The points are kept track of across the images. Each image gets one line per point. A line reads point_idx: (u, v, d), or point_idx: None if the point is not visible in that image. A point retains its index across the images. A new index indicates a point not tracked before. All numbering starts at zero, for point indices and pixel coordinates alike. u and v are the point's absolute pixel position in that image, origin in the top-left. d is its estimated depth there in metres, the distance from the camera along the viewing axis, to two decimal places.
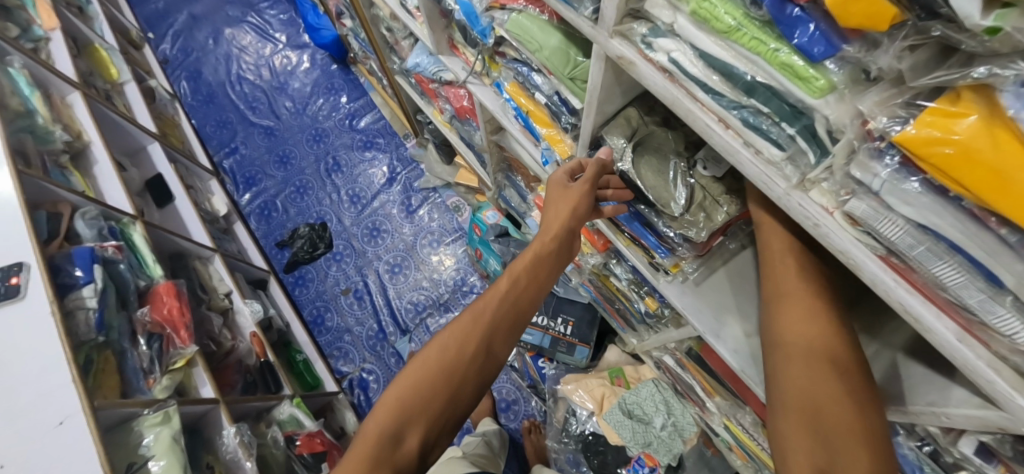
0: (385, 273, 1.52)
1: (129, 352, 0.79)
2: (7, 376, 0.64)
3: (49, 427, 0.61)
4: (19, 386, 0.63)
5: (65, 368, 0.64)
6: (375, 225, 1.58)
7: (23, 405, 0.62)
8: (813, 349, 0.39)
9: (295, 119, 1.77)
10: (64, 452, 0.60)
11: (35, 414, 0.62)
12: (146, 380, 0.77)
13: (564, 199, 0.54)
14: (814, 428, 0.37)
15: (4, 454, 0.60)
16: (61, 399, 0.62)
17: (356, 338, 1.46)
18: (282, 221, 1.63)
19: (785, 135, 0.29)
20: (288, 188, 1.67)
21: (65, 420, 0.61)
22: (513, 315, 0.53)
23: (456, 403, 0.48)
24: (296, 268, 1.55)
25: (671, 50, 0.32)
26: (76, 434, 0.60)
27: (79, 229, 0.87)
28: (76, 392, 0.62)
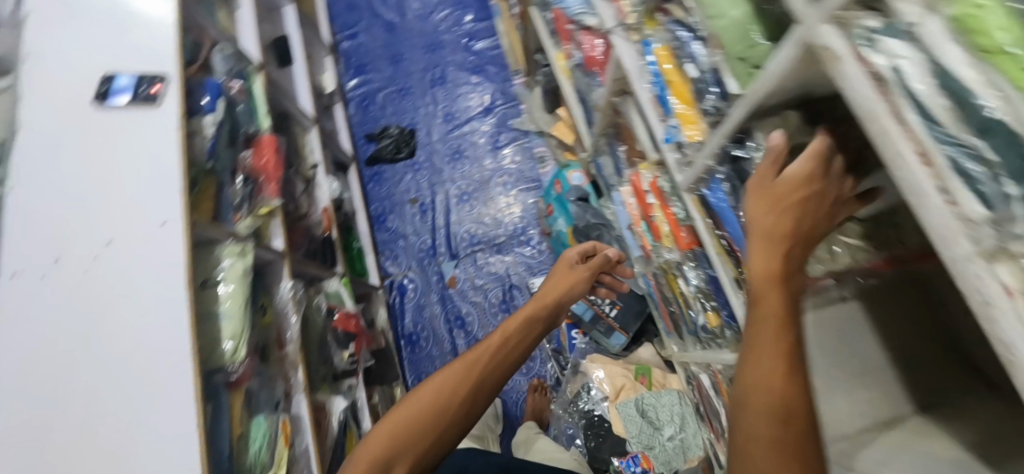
0: (454, 196, 1.55)
1: (227, 185, 0.85)
2: (134, 167, 0.72)
3: (154, 224, 0.68)
4: (139, 179, 0.71)
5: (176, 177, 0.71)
6: (459, 149, 1.60)
7: (130, 202, 0.70)
8: (768, 388, 0.39)
9: (417, 23, 1.77)
10: (162, 246, 0.67)
11: (146, 208, 0.70)
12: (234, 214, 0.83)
13: (567, 276, 0.77)
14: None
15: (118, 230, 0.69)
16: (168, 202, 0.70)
17: (409, 245, 1.52)
18: (377, 116, 1.68)
19: (1000, 193, 0.24)
20: (391, 87, 1.70)
21: (167, 222, 0.68)
22: (501, 366, 0.58)
23: (440, 442, 0.52)
24: (377, 163, 1.61)
25: (900, 55, 0.28)
26: (172, 234, 0.68)
27: (215, 63, 0.95)
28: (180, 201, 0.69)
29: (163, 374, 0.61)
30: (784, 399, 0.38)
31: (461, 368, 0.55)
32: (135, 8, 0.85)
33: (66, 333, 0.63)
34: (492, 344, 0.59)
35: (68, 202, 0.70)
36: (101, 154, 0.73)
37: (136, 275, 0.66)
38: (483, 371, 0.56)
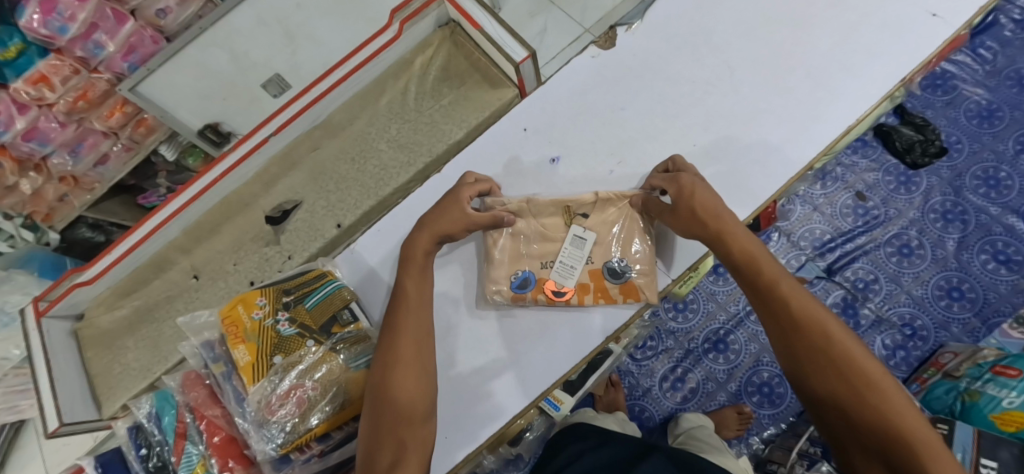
0: (895, 238, 1.27)
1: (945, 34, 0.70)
2: (876, 17, 0.72)
3: (853, 11, 0.73)
4: (876, 30, 0.72)
5: (921, 44, 0.70)
6: (961, 215, 1.26)
7: (804, 54, 0.72)
8: (404, 372, 0.57)
9: None
10: (835, 58, 0.72)
11: (861, 43, 0.72)
12: (916, 66, 0.70)
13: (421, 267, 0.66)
14: (882, 447, 0.48)
15: (826, 49, 0.72)
16: (908, 35, 0.71)
17: (809, 217, 1.32)
18: (933, 106, 1.35)
19: None
20: (981, 100, 1.34)
21: (860, 13, 0.73)
22: (416, 343, 0.59)
23: (415, 405, 0.56)
24: (877, 136, 1.34)
25: None
26: (886, 63, 0.70)
27: None
28: (909, 56, 0.70)
29: (731, 152, 0.70)
30: (414, 368, 0.57)
31: (412, 347, 0.59)
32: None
33: (665, 106, 0.74)
34: (409, 325, 0.60)
35: (696, 42, 0.76)
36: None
37: (749, 93, 0.72)
38: (421, 349, 0.59)
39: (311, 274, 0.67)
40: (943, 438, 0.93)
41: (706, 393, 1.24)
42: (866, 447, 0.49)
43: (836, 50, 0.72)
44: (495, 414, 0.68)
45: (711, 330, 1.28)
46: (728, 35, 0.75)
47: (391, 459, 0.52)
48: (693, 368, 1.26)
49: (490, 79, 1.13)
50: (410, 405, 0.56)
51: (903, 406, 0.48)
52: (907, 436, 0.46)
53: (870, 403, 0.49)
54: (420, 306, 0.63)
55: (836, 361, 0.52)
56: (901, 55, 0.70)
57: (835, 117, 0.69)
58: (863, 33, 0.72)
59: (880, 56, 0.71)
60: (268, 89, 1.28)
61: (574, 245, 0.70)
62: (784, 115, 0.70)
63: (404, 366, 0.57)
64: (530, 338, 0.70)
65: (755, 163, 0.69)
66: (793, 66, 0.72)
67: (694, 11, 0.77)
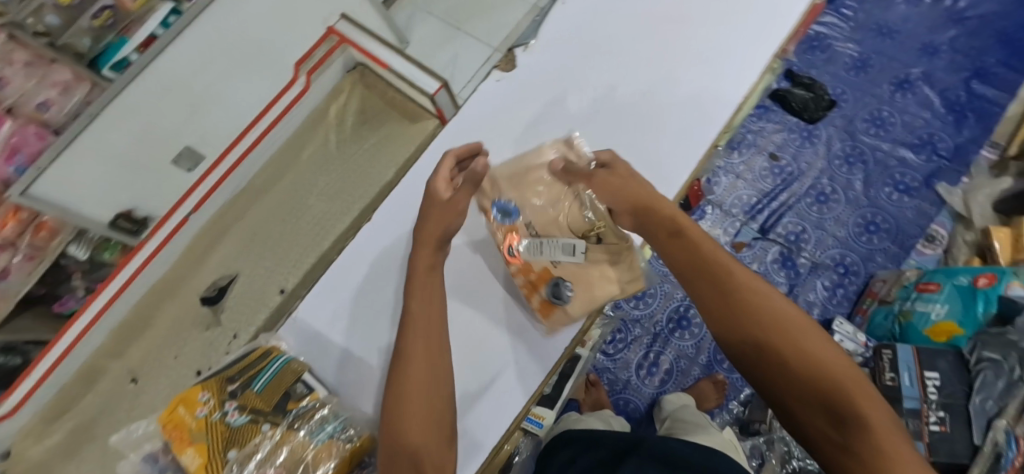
0: (812, 190, 1.38)
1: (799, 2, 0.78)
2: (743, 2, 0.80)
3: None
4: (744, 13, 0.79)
5: (785, 17, 0.78)
6: (861, 156, 1.39)
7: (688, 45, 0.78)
8: (416, 395, 0.56)
9: (937, 15, 1.49)
10: (717, 44, 0.78)
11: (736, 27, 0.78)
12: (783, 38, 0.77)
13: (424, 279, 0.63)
14: (824, 402, 0.47)
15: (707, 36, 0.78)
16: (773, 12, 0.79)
17: (734, 186, 1.41)
18: (815, 63, 1.49)
19: None
20: (854, 52, 1.49)
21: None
22: (428, 362, 0.58)
23: (431, 429, 0.55)
24: (775, 100, 1.46)
25: None
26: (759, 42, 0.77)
27: None
28: (779, 31, 0.77)
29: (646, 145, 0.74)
30: (426, 386, 0.57)
31: (423, 366, 0.57)
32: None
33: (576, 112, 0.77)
34: (419, 344, 0.58)
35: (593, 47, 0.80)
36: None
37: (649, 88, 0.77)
38: (429, 372, 0.57)
39: (256, 354, 0.65)
40: (890, 361, 1.00)
41: (681, 371, 1.28)
42: (796, 393, 0.49)
43: (716, 35, 0.78)
44: (476, 447, 0.66)
45: (671, 309, 1.33)
46: (619, 38, 0.80)
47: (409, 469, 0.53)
48: (663, 350, 1.30)
49: (409, 113, 1.13)
50: (420, 414, 0.55)
51: (838, 361, 0.48)
52: (828, 377, 0.47)
53: (794, 347, 0.49)
54: (435, 318, 0.61)
55: (762, 311, 0.52)
56: (771, 30, 0.77)
57: (728, 96, 0.75)
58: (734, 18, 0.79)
59: (754, 35, 0.77)
60: (179, 165, 0.98)
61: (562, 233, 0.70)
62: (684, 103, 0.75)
63: (411, 383, 0.57)
64: (508, 359, 0.71)
65: (668, 152, 0.73)
66: (682, 57, 0.78)
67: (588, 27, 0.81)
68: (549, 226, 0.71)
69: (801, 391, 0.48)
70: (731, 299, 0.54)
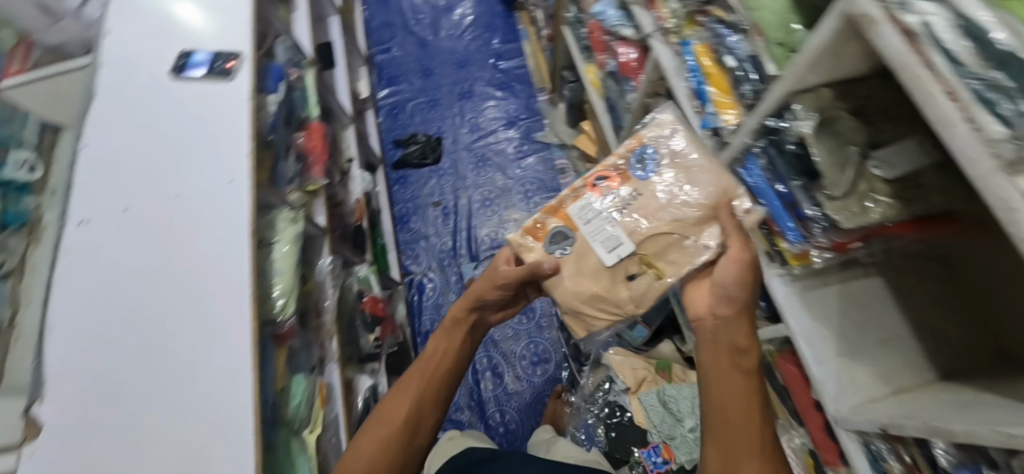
0: (476, 202, 1.60)
1: (283, 159, 0.90)
2: (194, 155, 0.76)
3: (173, 168, 0.75)
4: (202, 161, 0.75)
5: (245, 137, 0.77)
6: (484, 157, 1.67)
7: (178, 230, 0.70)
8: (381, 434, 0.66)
9: (449, 43, 1.92)
10: (213, 204, 0.72)
11: (208, 177, 0.74)
12: (289, 186, 0.87)
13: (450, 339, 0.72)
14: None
15: (187, 210, 0.71)
16: (225, 145, 0.77)
17: (430, 246, 1.57)
18: (406, 124, 1.78)
19: (1018, 111, 0.30)
20: (421, 99, 1.81)
21: (178, 164, 0.75)
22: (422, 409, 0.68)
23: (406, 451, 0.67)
24: (403, 168, 1.68)
25: None
26: (235, 170, 0.74)
27: (277, 52, 1.01)
28: (244, 155, 0.76)
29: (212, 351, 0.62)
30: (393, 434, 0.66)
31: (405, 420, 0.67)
32: (194, 18, 0.91)
33: (119, 383, 0.60)
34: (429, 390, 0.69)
35: (92, 306, 0.65)
36: (124, 205, 0.72)
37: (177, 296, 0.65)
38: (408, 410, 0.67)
39: None
40: None
41: (516, 411, 1.32)
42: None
43: (193, 202, 0.72)
44: None
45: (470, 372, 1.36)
46: (106, 278, 0.67)
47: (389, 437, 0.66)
48: (490, 408, 1.32)
49: None
50: (431, 384, 0.70)
51: None
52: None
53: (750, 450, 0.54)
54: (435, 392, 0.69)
55: (743, 416, 0.55)
56: (228, 161, 0.75)
57: (238, 241, 0.69)
58: (196, 174, 0.74)
59: (226, 170, 0.74)
60: None
61: (601, 236, 0.61)
62: (213, 279, 0.67)
63: (423, 364, 0.71)
64: None
65: (228, 334, 0.63)
66: (180, 245, 0.69)
67: (108, 202, 0.72)
68: (654, 243, 0.60)
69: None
70: (742, 407, 0.55)
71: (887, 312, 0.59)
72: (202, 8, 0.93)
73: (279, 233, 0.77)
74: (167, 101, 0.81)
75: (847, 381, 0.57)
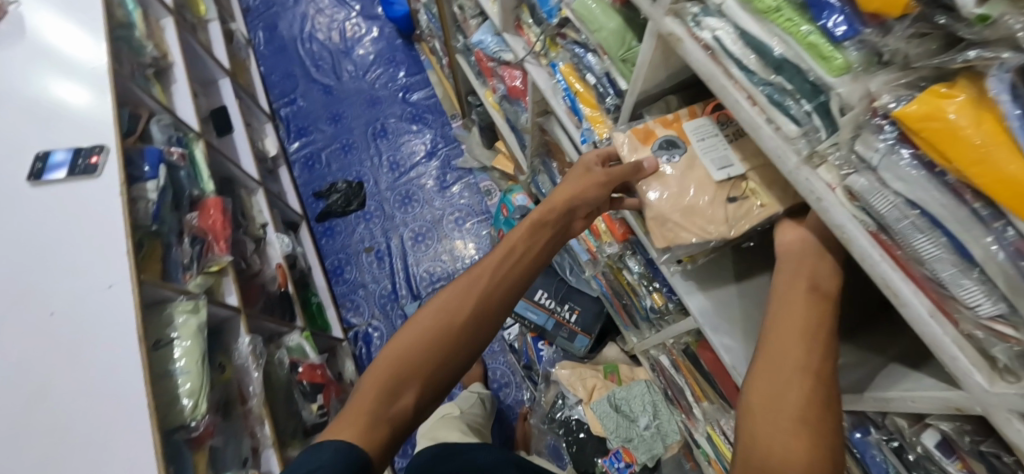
0: (408, 239, 1.58)
1: (174, 246, 0.86)
2: (61, 263, 0.70)
3: (40, 281, 0.69)
4: (71, 267, 0.70)
5: (120, 230, 0.72)
6: (408, 193, 1.65)
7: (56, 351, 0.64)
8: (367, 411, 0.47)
9: (354, 84, 1.89)
10: (92, 312, 0.66)
11: (82, 282, 0.68)
12: (184, 274, 0.83)
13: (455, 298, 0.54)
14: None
15: (65, 325, 0.66)
16: (95, 243, 0.71)
17: (369, 294, 1.53)
18: (324, 173, 1.73)
19: (802, 111, 0.32)
20: (335, 145, 1.77)
21: (44, 276, 0.69)
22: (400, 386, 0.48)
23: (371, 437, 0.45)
24: (327, 218, 1.63)
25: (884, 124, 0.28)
26: (113, 269, 0.69)
27: (152, 133, 0.95)
28: (120, 248, 0.70)
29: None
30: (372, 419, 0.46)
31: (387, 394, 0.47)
32: (49, 112, 0.84)
33: None
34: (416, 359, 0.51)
35: None
36: None
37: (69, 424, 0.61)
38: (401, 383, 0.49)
39: None
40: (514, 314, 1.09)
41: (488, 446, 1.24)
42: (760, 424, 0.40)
43: (70, 314, 0.67)
44: None
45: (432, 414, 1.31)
46: None
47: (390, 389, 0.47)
48: None
49: None
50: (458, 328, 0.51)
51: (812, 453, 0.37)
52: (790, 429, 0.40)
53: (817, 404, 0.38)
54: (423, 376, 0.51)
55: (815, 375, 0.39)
56: (102, 259, 0.70)
57: (124, 345, 0.64)
58: (67, 283, 0.69)
59: (100, 270, 0.69)
60: None
61: (711, 150, 0.49)
62: (103, 396, 0.62)
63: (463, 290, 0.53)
64: None
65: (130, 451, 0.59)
66: (61, 368, 0.64)
67: None
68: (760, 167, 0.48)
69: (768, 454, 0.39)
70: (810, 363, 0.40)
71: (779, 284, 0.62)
72: (57, 100, 0.86)
73: (180, 327, 0.73)
74: (28, 211, 0.75)
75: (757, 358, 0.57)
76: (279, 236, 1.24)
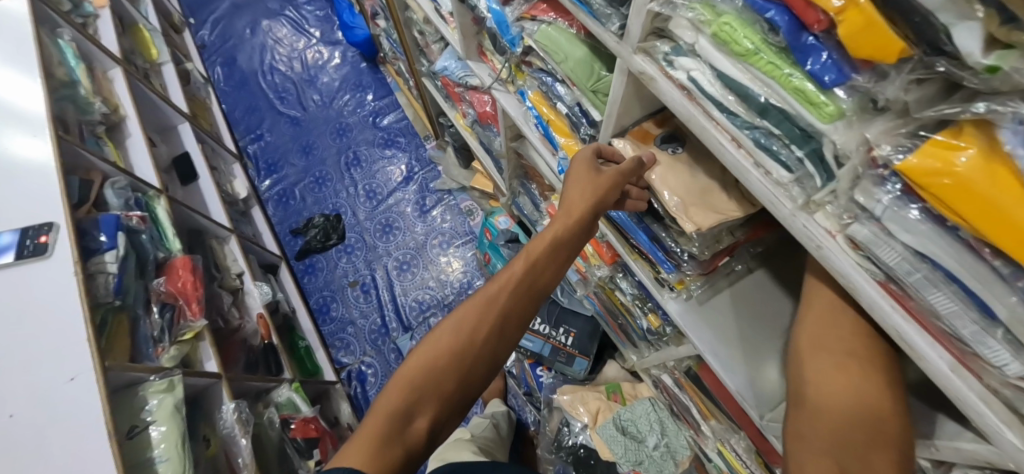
0: (393, 269, 1.54)
1: (142, 319, 0.81)
2: (17, 357, 0.65)
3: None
4: (29, 359, 0.65)
5: (78, 314, 0.67)
6: (389, 221, 1.61)
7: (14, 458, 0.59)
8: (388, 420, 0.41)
9: (321, 112, 1.84)
10: (52, 409, 0.62)
11: (40, 378, 0.63)
12: (155, 348, 0.79)
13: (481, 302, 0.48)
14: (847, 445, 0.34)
15: (24, 426, 0.61)
16: (53, 331, 0.66)
17: (359, 330, 1.48)
18: (299, 209, 1.68)
19: (794, 157, 0.30)
20: (308, 178, 1.72)
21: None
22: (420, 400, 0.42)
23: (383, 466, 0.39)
24: (307, 256, 1.58)
25: (887, 175, 0.25)
26: (72, 357, 0.64)
27: (107, 198, 0.90)
28: (82, 334, 0.65)
29: None
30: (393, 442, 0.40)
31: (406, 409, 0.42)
32: None
33: None
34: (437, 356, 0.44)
35: None
36: None
37: None
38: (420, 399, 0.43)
39: None
40: None
41: None
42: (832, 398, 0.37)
43: (28, 414, 0.62)
44: None
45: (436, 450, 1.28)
46: None
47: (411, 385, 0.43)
48: None
49: None
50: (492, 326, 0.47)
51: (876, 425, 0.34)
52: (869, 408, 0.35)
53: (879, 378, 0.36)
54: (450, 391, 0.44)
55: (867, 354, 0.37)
56: (60, 350, 0.65)
57: (91, 442, 0.60)
58: (24, 380, 0.63)
59: (58, 362, 0.64)
60: None
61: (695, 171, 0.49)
62: None
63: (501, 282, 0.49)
64: None
65: None
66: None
67: None
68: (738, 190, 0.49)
69: (829, 413, 0.36)
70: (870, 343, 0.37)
71: (777, 300, 0.58)
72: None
73: (156, 411, 0.68)
74: None
75: (762, 384, 0.54)
76: (258, 285, 1.19)
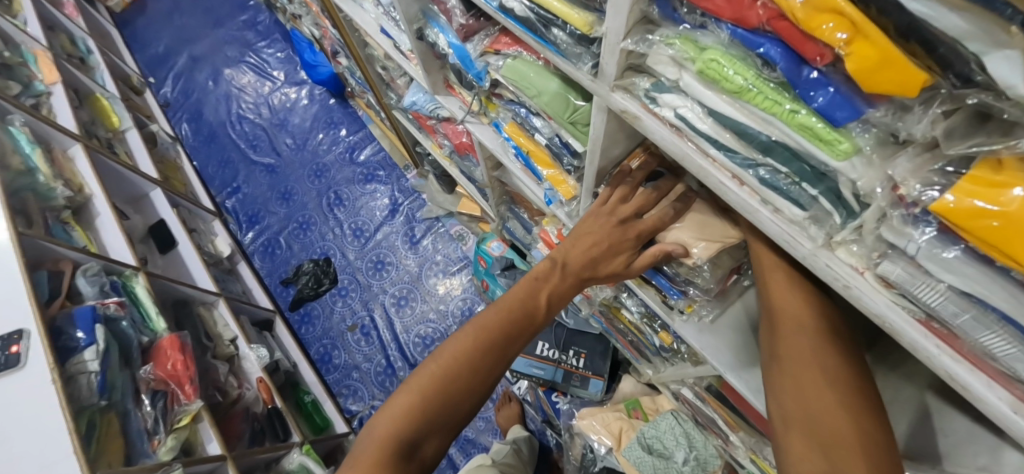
0: (391, 306, 1.50)
1: (133, 413, 0.78)
2: None
3: None
4: None
5: (61, 425, 0.63)
6: (380, 258, 1.57)
7: None
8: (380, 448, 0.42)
9: (296, 155, 1.80)
10: None
11: None
12: (151, 442, 0.76)
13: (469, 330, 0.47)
14: (817, 436, 0.31)
15: None
16: (35, 448, 0.62)
17: (364, 375, 1.44)
18: (286, 258, 1.63)
19: (806, 194, 0.28)
20: (292, 225, 1.68)
21: None
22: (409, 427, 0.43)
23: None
24: (301, 305, 1.54)
25: (919, 215, 0.23)
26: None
27: (80, 287, 0.86)
28: (69, 448, 0.62)
29: None
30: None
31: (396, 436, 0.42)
32: None
33: None
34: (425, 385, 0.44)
35: None
36: None
37: None
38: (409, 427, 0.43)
39: None
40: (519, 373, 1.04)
41: None
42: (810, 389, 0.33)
43: None
44: None
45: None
46: None
47: (414, 396, 0.44)
48: None
49: None
50: (482, 350, 0.45)
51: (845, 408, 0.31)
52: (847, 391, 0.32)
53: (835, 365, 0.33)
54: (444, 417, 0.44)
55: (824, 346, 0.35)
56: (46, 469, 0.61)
57: None
58: None
59: None
60: None
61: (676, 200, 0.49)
62: None
63: (502, 305, 0.49)
64: None
65: None
66: None
67: None
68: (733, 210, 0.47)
69: (793, 411, 0.33)
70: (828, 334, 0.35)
71: None
72: None
73: None
74: None
75: None
76: (253, 348, 1.14)
